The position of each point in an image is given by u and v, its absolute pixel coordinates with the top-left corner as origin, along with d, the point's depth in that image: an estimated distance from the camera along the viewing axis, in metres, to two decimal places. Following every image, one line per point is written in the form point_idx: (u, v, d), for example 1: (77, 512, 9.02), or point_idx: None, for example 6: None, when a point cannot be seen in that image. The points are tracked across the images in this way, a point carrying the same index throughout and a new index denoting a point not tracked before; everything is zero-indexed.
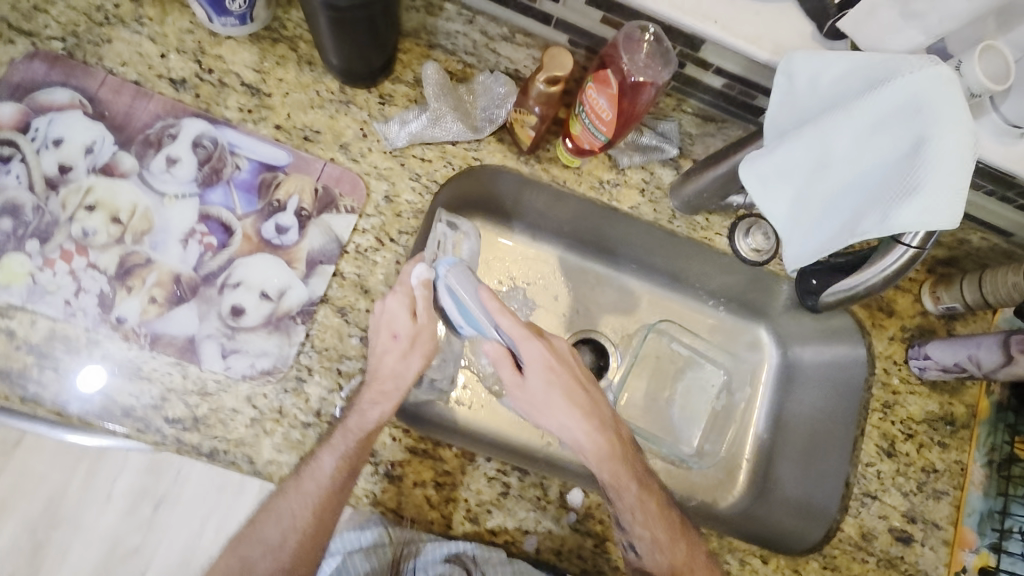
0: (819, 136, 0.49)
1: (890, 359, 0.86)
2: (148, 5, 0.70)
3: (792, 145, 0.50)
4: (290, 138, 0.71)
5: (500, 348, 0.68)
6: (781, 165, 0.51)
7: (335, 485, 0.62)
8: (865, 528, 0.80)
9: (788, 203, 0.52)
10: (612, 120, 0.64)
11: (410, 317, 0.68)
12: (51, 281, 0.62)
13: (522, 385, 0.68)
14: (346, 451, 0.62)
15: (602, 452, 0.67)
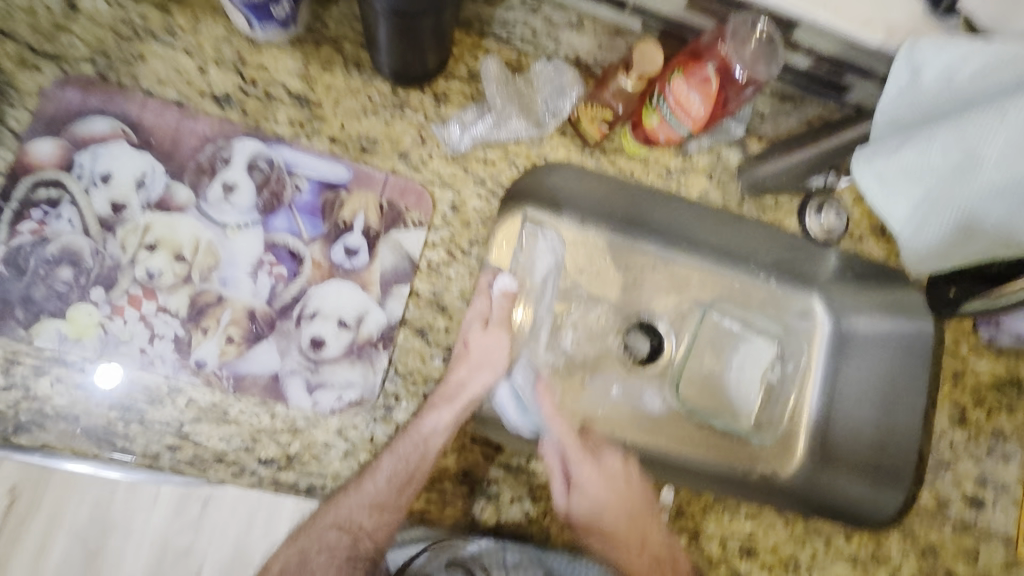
0: (961, 142, 0.46)
1: (960, 328, 0.86)
2: (178, 13, 0.64)
3: (924, 148, 0.49)
4: (346, 151, 0.66)
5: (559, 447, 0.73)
6: (911, 169, 0.50)
7: (396, 487, 0.62)
8: (941, 496, 0.82)
9: (914, 202, 0.52)
10: (704, 113, 0.62)
11: (484, 330, 0.71)
12: (123, 330, 0.59)
13: (573, 487, 0.70)
14: (403, 456, 0.62)
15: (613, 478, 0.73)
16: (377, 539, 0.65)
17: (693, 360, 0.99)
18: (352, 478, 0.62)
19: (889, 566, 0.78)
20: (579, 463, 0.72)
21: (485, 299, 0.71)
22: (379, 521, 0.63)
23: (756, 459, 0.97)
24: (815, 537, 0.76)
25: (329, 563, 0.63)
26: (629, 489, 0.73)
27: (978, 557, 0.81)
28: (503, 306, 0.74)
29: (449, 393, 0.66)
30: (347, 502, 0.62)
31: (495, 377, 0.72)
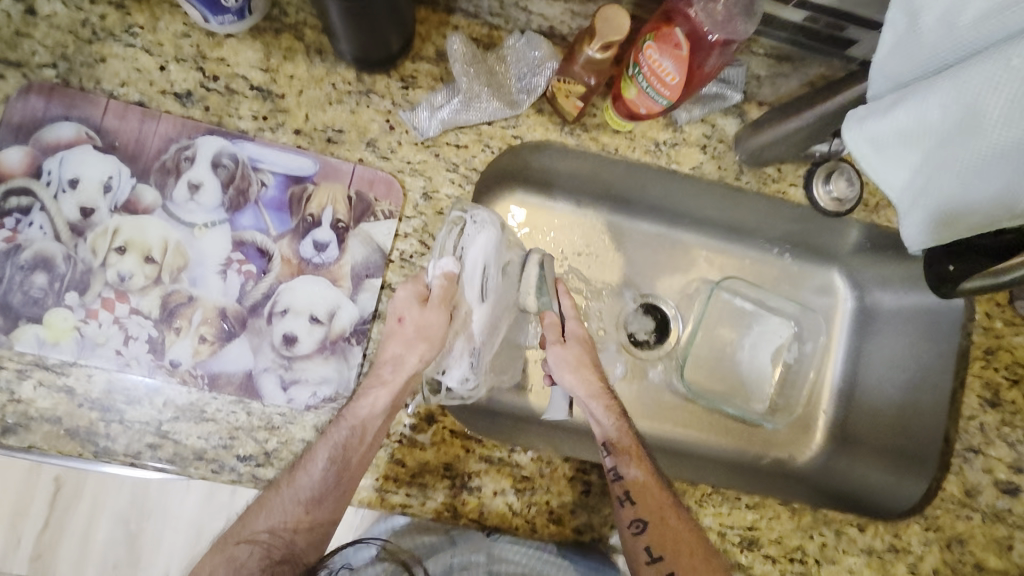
0: (956, 96, 0.40)
1: (993, 301, 0.77)
2: (136, 11, 0.63)
3: (918, 107, 0.42)
4: (312, 143, 0.65)
5: (556, 320, 0.70)
6: (903, 130, 0.44)
7: (330, 475, 0.60)
8: (968, 484, 0.75)
9: (912, 170, 0.45)
10: (680, 82, 0.56)
11: (423, 309, 0.63)
12: (98, 332, 0.60)
13: (562, 341, 0.70)
14: (336, 442, 0.59)
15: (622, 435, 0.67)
16: (309, 541, 0.60)
17: (702, 340, 0.95)
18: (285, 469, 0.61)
19: (910, 557, 0.73)
20: (572, 326, 0.72)
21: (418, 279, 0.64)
22: (314, 515, 0.60)
23: (773, 443, 0.94)
24: (824, 528, 0.72)
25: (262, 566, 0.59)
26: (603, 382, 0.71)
27: (1013, 547, 0.75)
28: (448, 288, 0.65)
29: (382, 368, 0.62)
30: (278, 497, 0.60)
31: (433, 355, 0.65)
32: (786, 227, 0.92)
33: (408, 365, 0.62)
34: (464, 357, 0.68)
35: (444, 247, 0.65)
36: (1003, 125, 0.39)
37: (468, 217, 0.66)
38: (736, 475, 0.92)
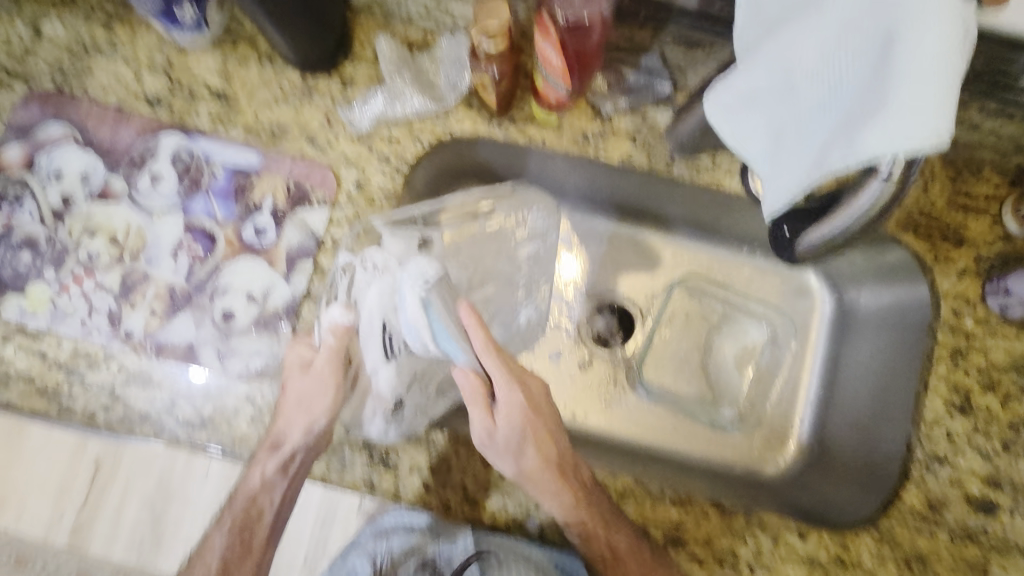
0: (779, 54, 0.42)
1: (963, 298, 0.70)
2: (119, 30, 0.72)
3: (752, 71, 0.44)
4: (259, 139, 0.71)
5: (473, 381, 0.66)
6: (744, 95, 0.45)
7: (225, 540, 0.65)
8: (933, 496, 0.69)
9: (755, 138, 0.46)
10: (563, 65, 0.58)
11: (304, 374, 0.66)
12: (68, 304, 0.68)
13: (492, 427, 0.65)
14: (230, 523, 0.66)
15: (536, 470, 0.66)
16: None
17: (658, 343, 0.91)
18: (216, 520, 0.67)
19: (860, 572, 0.68)
20: (503, 393, 0.66)
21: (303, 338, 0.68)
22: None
23: (740, 451, 0.88)
24: (760, 532, 0.68)
25: None
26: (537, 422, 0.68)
27: (988, 573, 0.67)
28: (335, 347, 0.67)
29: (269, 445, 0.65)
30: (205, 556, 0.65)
31: (322, 419, 0.66)
32: (757, 227, 0.88)
33: (287, 442, 0.64)
34: (378, 414, 0.68)
35: (337, 296, 0.68)
36: (814, 81, 0.41)
37: (360, 262, 0.68)
38: (713, 481, 0.85)
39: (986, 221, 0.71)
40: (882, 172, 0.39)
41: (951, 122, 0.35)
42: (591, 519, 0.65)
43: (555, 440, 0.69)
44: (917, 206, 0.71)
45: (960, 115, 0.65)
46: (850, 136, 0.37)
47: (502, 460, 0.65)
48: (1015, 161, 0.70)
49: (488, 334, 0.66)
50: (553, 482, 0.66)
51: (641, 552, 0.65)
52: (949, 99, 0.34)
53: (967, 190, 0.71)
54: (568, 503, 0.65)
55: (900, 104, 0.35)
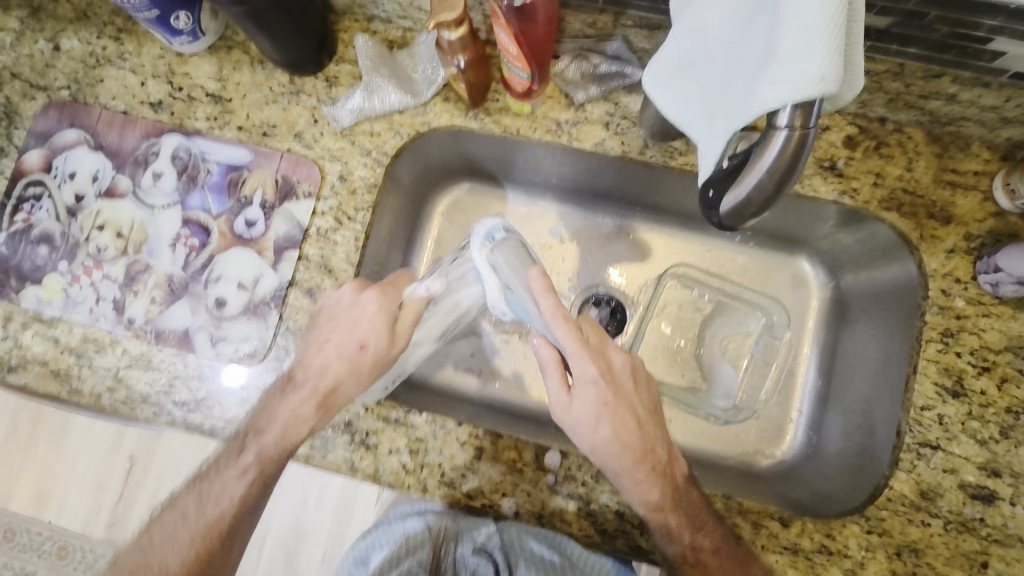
0: (694, 23, 0.46)
1: (951, 277, 0.68)
2: (127, 42, 0.79)
3: (677, 42, 0.48)
4: (250, 137, 0.76)
5: (551, 358, 0.64)
6: (677, 64, 0.49)
7: (243, 482, 0.65)
8: (925, 485, 0.65)
9: (689, 103, 0.50)
10: (518, 53, 0.61)
11: (388, 329, 0.67)
12: (78, 293, 0.74)
13: (568, 406, 0.64)
14: (256, 471, 0.65)
15: (652, 502, 0.63)
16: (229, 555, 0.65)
17: (651, 333, 0.87)
18: (228, 452, 0.67)
19: (847, 562, 0.65)
20: (578, 365, 0.64)
21: (386, 293, 0.68)
22: (234, 522, 0.65)
23: (735, 445, 0.83)
24: (739, 519, 0.67)
25: (178, 547, 0.64)
26: (621, 397, 0.64)
27: (988, 565, 0.64)
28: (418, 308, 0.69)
29: (323, 398, 0.65)
30: (218, 482, 0.65)
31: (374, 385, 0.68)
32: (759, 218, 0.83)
33: (337, 401, 0.66)
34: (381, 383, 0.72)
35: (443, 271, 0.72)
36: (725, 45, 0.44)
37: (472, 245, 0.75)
38: (715, 477, 0.80)
39: (975, 198, 0.69)
40: (780, 122, 0.39)
41: (836, 68, 0.36)
42: (671, 524, 0.63)
43: (632, 432, 0.64)
44: (900, 184, 0.70)
45: (935, 86, 0.63)
46: (750, 90, 0.41)
47: (581, 438, 0.64)
48: (1003, 135, 0.68)
49: (558, 301, 0.63)
50: (636, 475, 0.64)
51: (726, 553, 0.63)
52: (825, 44, 0.36)
53: (955, 166, 0.70)
54: (650, 501, 0.64)
55: (784, 56, 0.38)
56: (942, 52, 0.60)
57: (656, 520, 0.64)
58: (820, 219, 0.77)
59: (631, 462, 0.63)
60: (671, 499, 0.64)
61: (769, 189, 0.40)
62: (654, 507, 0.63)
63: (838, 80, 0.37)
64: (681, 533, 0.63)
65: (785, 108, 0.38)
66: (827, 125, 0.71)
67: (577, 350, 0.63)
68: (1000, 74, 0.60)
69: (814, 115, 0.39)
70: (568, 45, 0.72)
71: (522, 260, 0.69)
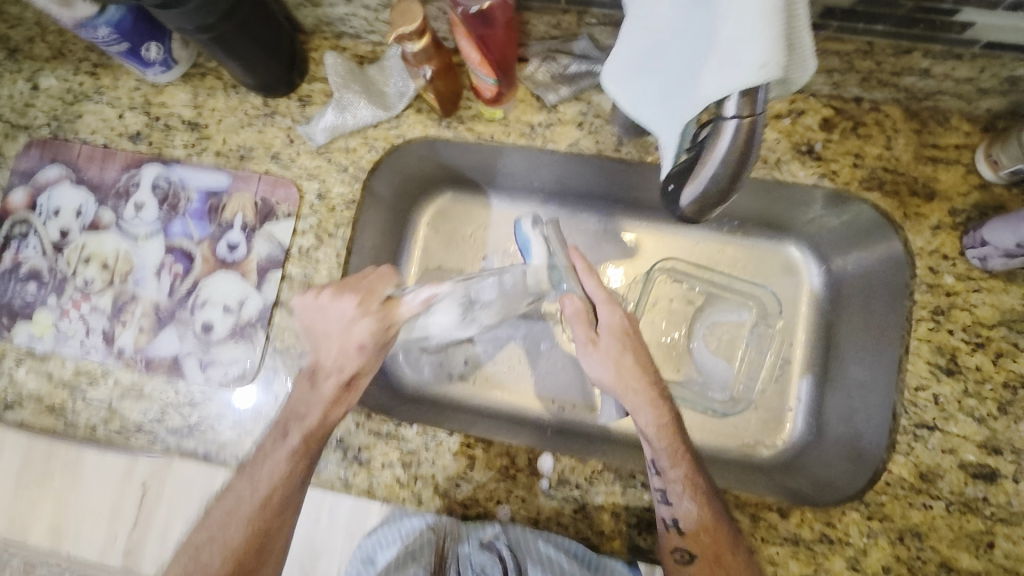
0: (644, 20, 0.46)
1: (938, 254, 0.67)
2: (103, 76, 0.80)
3: (630, 40, 0.49)
4: (228, 161, 0.76)
5: (579, 305, 0.68)
6: (631, 61, 0.50)
7: (290, 460, 0.64)
8: (924, 467, 0.64)
9: (645, 101, 0.50)
10: (481, 60, 0.61)
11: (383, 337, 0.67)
12: (68, 327, 0.75)
13: (595, 342, 0.67)
14: (306, 449, 0.65)
15: (664, 428, 0.65)
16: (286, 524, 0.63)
17: (643, 327, 0.86)
18: (273, 436, 0.66)
19: (850, 551, 0.64)
20: (605, 312, 0.69)
21: (369, 301, 0.66)
22: (286, 495, 0.63)
23: (734, 437, 0.82)
24: (737, 512, 0.66)
25: (235, 525, 0.62)
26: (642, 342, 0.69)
27: (995, 546, 0.62)
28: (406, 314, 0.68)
29: (347, 386, 0.66)
30: (268, 462, 0.64)
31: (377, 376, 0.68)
32: (743, 204, 0.81)
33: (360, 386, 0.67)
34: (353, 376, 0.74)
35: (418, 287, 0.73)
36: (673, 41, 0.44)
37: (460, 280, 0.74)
38: (715, 470, 0.79)
39: (959, 171, 0.68)
40: (728, 112, 0.38)
41: (777, 56, 0.36)
42: (677, 444, 0.64)
43: (649, 369, 0.67)
44: (879, 163, 0.69)
45: (905, 62, 0.63)
46: (697, 83, 0.40)
47: (600, 369, 0.67)
48: (982, 106, 0.67)
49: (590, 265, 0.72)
50: (650, 401, 0.65)
51: (716, 510, 0.63)
52: (764, 31, 0.36)
53: (935, 141, 0.69)
54: (662, 424, 0.65)
55: (726, 46, 0.38)
56: (909, 28, 0.59)
57: (665, 443, 0.64)
58: (801, 203, 0.76)
59: (646, 390, 0.66)
60: (680, 433, 0.65)
61: (723, 180, 0.39)
62: (665, 432, 0.64)
63: (780, 65, 0.36)
64: (686, 463, 0.64)
65: (731, 95, 0.38)
66: (802, 109, 0.70)
67: (606, 297, 0.69)
68: (971, 46, 0.60)
69: (762, 103, 0.38)
70: (535, 48, 0.72)
71: (557, 240, 0.76)
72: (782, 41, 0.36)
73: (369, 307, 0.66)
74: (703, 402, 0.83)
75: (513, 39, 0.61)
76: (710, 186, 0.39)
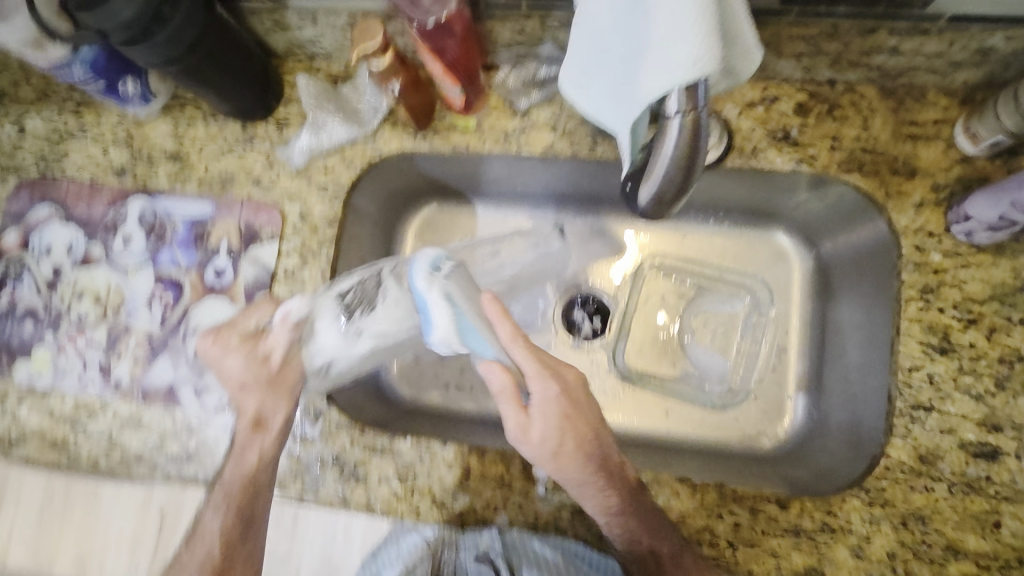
0: (584, 26, 0.48)
1: (924, 232, 0.66)
2: (87, 113, 0.81)
3: (573, 46, 0.50)
4: (211, 189, 0.77)
5: (506, 382, 0.61)
6: (578, 67, 0.51)
7: (222, 521, 0.65)
8: (924, 449, 0.63)
9: (594, 103, 0.52)
10: (443, 71, 0.63)
11: (262, 366, 0.68)
12: (66, 362, 0.76)
13: (527, 427, 0.62)
14: (229, 506, 0.65)
15: (613, 507, 0.63)
16: None
17: (636, 325, 0.85)
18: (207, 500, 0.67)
19: (852, 539, 0.63)
20: (537, 387, 0.62)
21: (228, 338, 0.68)
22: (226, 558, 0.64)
23: (735, 430, 0.81)
24: (735, 507, 0.65)
25: None
26: (586, 416, 0.64)
27: (1002, 525, 0.61)
28: (284, 338, 0.69)
29: (255, 428, 0.67)
30: (203, 528, 0.65)
31: (292, 408, 0.69)
32: (726, 191, 0.79)
33: (271, 424, 0.68)
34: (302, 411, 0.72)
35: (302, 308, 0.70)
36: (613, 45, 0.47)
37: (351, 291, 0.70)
38: (718, 464, 0.78)
39: (939, 147, 0.67)
40: (671, 109, 0.41)
41: (711, 50, 0.39)
42: (631, 528, 0.63)
43: (598, 442, 0.64)
44: (858, 144, 0.68)
45: (872, 42, 0.62)
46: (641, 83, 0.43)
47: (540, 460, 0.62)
48: (958, 79, 0.66)
49: (515, 325, 0.63)
50: (591, 484, 0.63)
51: (681, 562, 0.62)
52: (697, 28, 0.39)
53: (913, 118, 0.68)
54: (610, 507, 0.63)
55: (663, 46, 0.40)
56: (872, 7, 0.59)
57: (618, 526, 0.63)
58: (784, 189, 0.74)
59: (590, 473, 0.63)
60: (630, 503, 0.63)
61: (677, 177, 0.41)
62: (615, 513, 0.63)
63: (714, 59, 0.39)
64: (640, 537, 0.63)
65: (675, 92, 0.40)
66: (775, 95, 0.70)
67: (536, 369, 0.62)
68: (938, 20, 0.59)
69: (703, 97, 0.41)
70: (502, 54, 0.72)
71: (472, 285, 0.67)
72: (714, 36, 0.40)
73: (228, 343, 0.68)
74: (700, 396, 0.82)
75: (472, 46, 0.63)
76: (665, 182, 0.42)
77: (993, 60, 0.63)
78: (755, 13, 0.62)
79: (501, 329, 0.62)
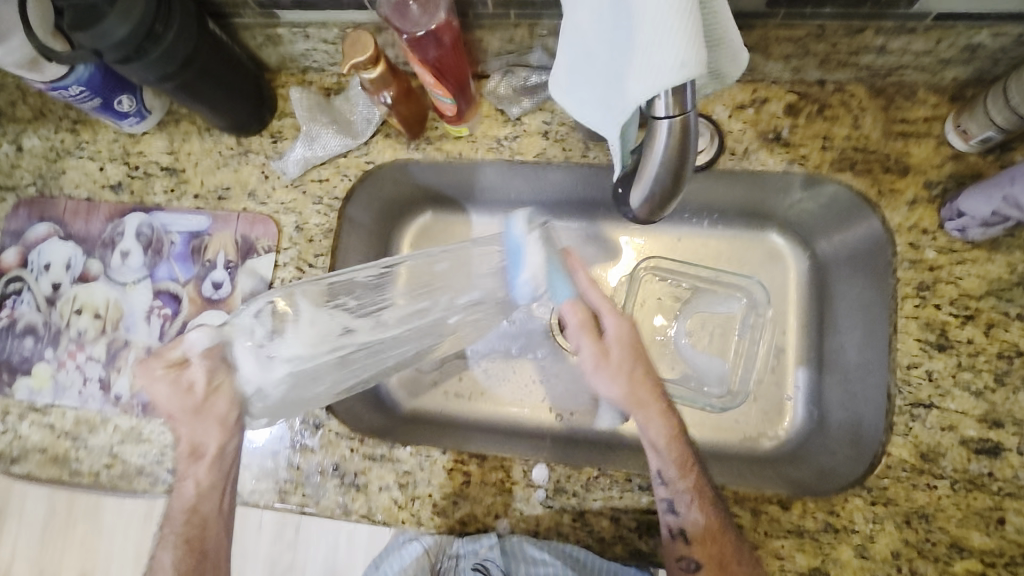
0: (571, 31, 0.48)
1: (918, 229, 0.66)
2: (84, 131, 0.82)
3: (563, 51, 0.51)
4: (207, 203, 0.78)
5: (583, 316, 0.68)
6: (568, 72, 0.52)
7: (176, 556, 0.64)
8: (925, 446, 0.63)
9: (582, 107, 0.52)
10: (436, 81, 0.64)
11: (186, 396, 0.65)
12: (66, 378, 0.77)
13: (604, 354, 0.68)
14: (179, 539, 0.64)
15: (671, 437, 0.66)
16: None
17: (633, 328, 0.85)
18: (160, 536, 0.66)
19: (856, 538, 0.62)
20: (610, 322, 0.69)
21: (151, 368, 0.66)
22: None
23: (736, 431, 0.80)
24: (737, 508, 0.65)
25: None
26: (644, 359, 0.69)
27: (1006, 521, 0.61)
28: (207, 367, 0.65)
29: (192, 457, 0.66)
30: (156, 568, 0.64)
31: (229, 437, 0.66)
32: (720, 193, 0.79)
33: (206, 450, 0.66)
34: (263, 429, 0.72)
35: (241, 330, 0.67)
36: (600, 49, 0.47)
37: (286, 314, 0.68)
38: (718, 466, 0.78)
39: (930, 144, 0.67)
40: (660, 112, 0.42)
41: (695, 53, 0.39)
42: (685, 454, 0.65)
43: (655, 381, 0.69)
44: (849, 142, 0.68)
45: (859, 41, 0.63)
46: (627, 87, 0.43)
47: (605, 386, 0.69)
48: (947, 76, 0.66)
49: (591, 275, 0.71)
50: (655, 408, 0.67)
51: (726, 524, 0.62)
52: (680, 33, 0.39)
53: (903, 116, 0.68)
54: (669, 432, 0.66)
55: (647, 50, 0.40)
56: (858, 7, 0.59)
57: (675, 453, 0.65)
58: (777, 190, 0.75)
59: (653, 402, 0.67)
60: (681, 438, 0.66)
61: (668, 178, 0.45)
62: (672, 441, 0.65)
63: (699, 63, 0.40)
64: (686, 472, 0.64)
65: (661, 97, 0.41)
66: (764, 97, 0.70)
67: (611, 307, 0.69)
68: (923, 19, 0.59)
69: (691, 99, 0.42)
70: (493, 63, 0.73)
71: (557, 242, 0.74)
72: (699, 39, 0.40)
73: (154, 373, 0.65)
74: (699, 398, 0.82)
75: (463, 55, 0.64)
76: (657, 185, 0.44)
77: (980, 57, 0.63)
78: (741, 15, 0.62)
79: (580, 273, 0.70)
